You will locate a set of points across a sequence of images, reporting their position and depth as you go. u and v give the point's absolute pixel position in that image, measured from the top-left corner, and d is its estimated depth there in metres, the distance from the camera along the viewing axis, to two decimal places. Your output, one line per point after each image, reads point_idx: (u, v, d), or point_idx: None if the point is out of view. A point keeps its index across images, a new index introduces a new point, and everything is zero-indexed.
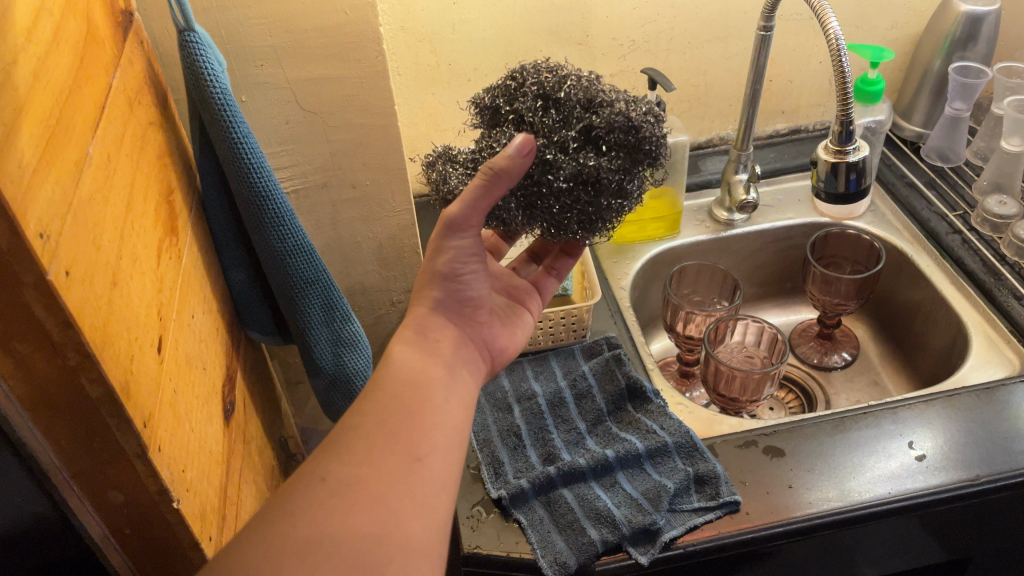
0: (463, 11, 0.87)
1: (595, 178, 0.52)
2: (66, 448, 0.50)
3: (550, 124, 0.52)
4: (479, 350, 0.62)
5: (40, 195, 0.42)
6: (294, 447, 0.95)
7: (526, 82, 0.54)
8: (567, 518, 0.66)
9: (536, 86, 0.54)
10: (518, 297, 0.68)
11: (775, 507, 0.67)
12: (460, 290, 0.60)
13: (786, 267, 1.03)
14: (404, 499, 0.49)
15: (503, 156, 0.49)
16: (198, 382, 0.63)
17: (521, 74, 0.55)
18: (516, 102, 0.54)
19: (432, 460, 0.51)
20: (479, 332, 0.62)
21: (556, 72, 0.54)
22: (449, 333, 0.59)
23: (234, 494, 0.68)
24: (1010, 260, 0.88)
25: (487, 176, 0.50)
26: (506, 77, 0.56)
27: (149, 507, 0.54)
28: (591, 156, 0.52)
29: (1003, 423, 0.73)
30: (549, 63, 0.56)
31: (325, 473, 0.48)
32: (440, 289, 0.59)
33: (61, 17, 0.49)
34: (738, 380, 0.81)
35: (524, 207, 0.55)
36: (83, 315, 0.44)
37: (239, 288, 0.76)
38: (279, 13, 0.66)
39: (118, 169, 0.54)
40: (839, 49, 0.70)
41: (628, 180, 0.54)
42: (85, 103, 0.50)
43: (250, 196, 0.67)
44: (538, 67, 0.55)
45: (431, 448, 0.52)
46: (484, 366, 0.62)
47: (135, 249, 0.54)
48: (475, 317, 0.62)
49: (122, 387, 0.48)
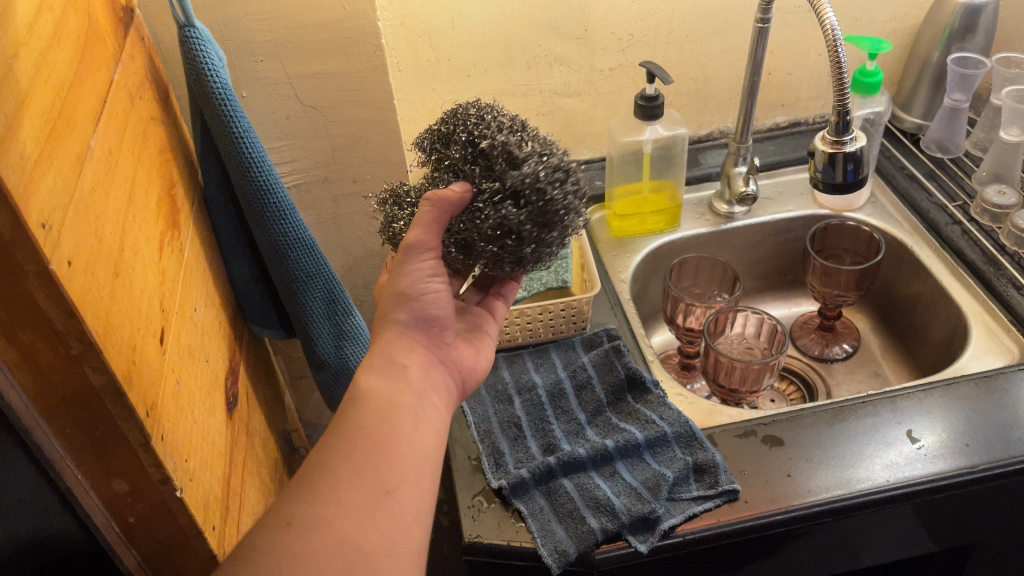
0: (462, 6, 0.88)
1: (512, 229, 0.57)
2: (71, 436, 0.51)
3: (476, 173, 0.57)
4: (448, 372, 0.63)
5: (42, 186, 0.43)
6: (297, 441, 0.96)
7: (457, 129, 0.59)
8: (567, 508, 0.67)
9: (465, 133, 0.59)
10: (474, 322, 0.70)
11: (774, 496, 0.68)
12: (427, 312, 0.61)
13: (786, 260, 1.03)
14: (373, 535, 0.49)
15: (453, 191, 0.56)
16: (200, 373, 0.63)
17: (452, 123, 0.60)
18: (451, 149, 0.59)
19: (401, 493, 0.51)
20: (447, 353, 0.64)
21: (484, 117, 0.59)
22: (415, 356, 0.61)
23: (237, 485, 0.69)
24: (1010, 250, 0.88)
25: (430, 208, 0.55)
26: (442, 123, 0.61)
27: (154, 496, 0.55)
28: (509, 210, 0.56)
29: (1002, 412, 0.73)
30: (480, 105, 0.61)
31: (291, 517, 0.48)
32: (402, 311, 0.61)
33: (62, 13, 0.49)
34: (737, 371, 0.81)
35: (463, 249, 0.60)
36: (86, 304, 0.45)
37: (241, 282, 0.77)
38: (278, 8, 0.67)
39: (120, 162, 0.54)
40: (835, 40, 0.71)
41: (546, 228, 0.58)
42: (86, 97, 0.51)
43: (251, 190, 0.68)
44: (468, 113, 0.60)
45: (400, 481, 0.52)
46: (455, 388, 0.64)
47: (137, 241, 0.55)
48: (442, 339, 0.63)
49: (125, 376, 0.48)
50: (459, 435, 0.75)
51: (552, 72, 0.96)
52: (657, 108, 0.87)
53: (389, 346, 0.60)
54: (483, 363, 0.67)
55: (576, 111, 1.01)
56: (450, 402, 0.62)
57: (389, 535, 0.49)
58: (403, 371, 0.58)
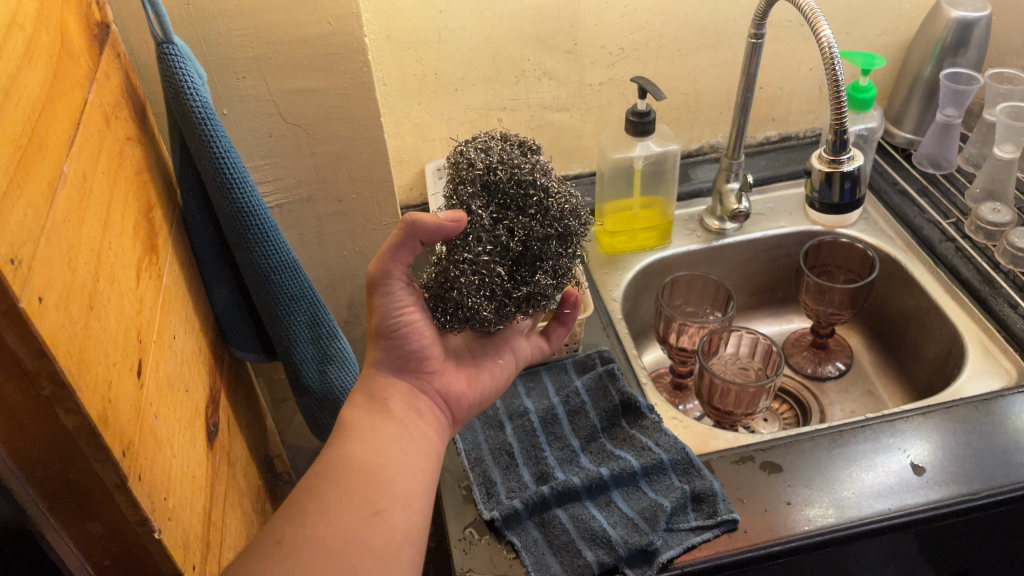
0: (449, 19, 0.86)
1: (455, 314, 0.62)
2: (41, 479, 0.48)
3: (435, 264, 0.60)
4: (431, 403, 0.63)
5: (11, 218, 0.40)
6: (280, 466, 0.93)
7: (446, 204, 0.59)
8: (561, 539, 0.65)
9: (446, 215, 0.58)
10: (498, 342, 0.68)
11: (773, 525, 0.66)
12: (401, 348, 0.61)
13: (778, 276, 1.02)
14: (364, 554, 0.50)
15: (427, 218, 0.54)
16: (179, 404, 0.61)
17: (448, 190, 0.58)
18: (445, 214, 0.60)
19: (390, 513, 0.53)
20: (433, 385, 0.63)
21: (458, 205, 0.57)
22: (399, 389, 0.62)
23: (218, 519, 0.66)
24: (1005, 268, 0.87)
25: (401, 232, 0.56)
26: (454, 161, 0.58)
27: (131, 538, 0.52)
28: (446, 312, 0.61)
29: (1002, 436, 0.72)
30: (468, 173, 0.56)
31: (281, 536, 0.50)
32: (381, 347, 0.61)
33: (33, 30, 0.47)
34: (732, 394, 0.80)
35: None
36: (58, 343, 0.42)
37: (221, 306, 0.74)
38: (262, 23, 0.65)
39: (95, 187, 0.52)
40: (833, 57, 0.69)
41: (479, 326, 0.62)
42: (58, 120, 0.48)
43: (233, 212, 0.65)
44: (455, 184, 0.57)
45: (391, 500, 0.54)
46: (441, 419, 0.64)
47: (113, 270, 0.52)
48: (426, 370, 0.63)
49: (100, 416, 0.46)
50: (447, 463, 0.73)
51: (541, 87, 0.94)
52: (649, 124, 0.86)
53: (372, 382, 0.62)
54: (478, 391, 0.66)
55: (565, 126, 0.99)
56: (439, 430, 0.63)
57: (380, 554, 0.51)
58: (381, 404, 0.60)
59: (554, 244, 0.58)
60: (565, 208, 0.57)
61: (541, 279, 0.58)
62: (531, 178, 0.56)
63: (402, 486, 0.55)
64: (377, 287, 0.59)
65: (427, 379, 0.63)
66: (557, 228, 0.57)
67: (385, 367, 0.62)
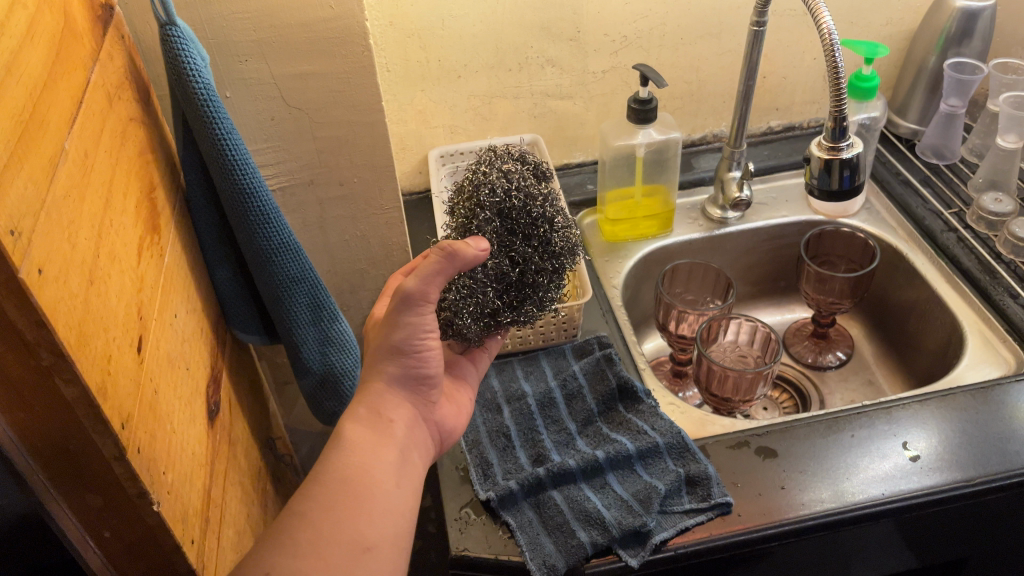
0: (452, 6, 0.86)
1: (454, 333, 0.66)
2: (44, 452, 0.49)
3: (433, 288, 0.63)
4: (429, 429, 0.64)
5: (11, 190, 0.41)
6: (283, 448, 0.94)
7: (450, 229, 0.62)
8: (556, 520, 0.65)
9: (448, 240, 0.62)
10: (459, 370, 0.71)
11: (767, 509, 0.67)
12: (416, 370, 0.61)
13: (780, 265, 1.02)
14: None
15: (467, 246, 0.55)
16: (180, 382, 0.62)
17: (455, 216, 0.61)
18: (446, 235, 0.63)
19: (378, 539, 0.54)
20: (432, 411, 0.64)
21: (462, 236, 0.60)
22: (403, 413, 0.61)
23: (218, 497, 0.67)
24: (1006, 258, 0.87)
25: (440, 255, 0.54)
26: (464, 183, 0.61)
27: (130, 511, 0.53)
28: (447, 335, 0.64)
29: (998, 424, 0.72)
30: (477, 202, 0.59)
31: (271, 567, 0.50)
32: (395, 364, 0.61)
33: (36, 9, 0.48)
34: (730, 380, 0.80)
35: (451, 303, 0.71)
36: (57, 314, 0.43)
37: (224, 287, 0.75)
38: (264, 7, 0.65)
39: (97, 164, 0.52)
40: (833, 45, 0.69)
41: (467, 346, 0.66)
42: (59, 98, 0.49)
43: (234, 193, 0.66)
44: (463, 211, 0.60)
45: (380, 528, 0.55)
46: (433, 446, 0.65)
47: (114, 247, 0.53)
48: (429, 396, 0.63)
49: (98, 388, 0.47)
50: (445, 445, 0.74)
51: (544, 74, 0.94)
52: (650, 112, 0.86)
53: (378, 396, 0.61)
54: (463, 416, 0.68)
55: (568, 114, 0.99)
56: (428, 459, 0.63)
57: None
58: (384, 422, 0.60)
59: (548, 274, 0.61)
60: (565, 244, 0.61)
61: (529, 308, 0.62)
62: (539, 209, 0.59)
63: (393, 506, 0.56)
64: (408, 304, 0.57)
65: (430, 406, 0.64)
66: (552, 259, 0.61)
67: (396, 385, 0.62)
